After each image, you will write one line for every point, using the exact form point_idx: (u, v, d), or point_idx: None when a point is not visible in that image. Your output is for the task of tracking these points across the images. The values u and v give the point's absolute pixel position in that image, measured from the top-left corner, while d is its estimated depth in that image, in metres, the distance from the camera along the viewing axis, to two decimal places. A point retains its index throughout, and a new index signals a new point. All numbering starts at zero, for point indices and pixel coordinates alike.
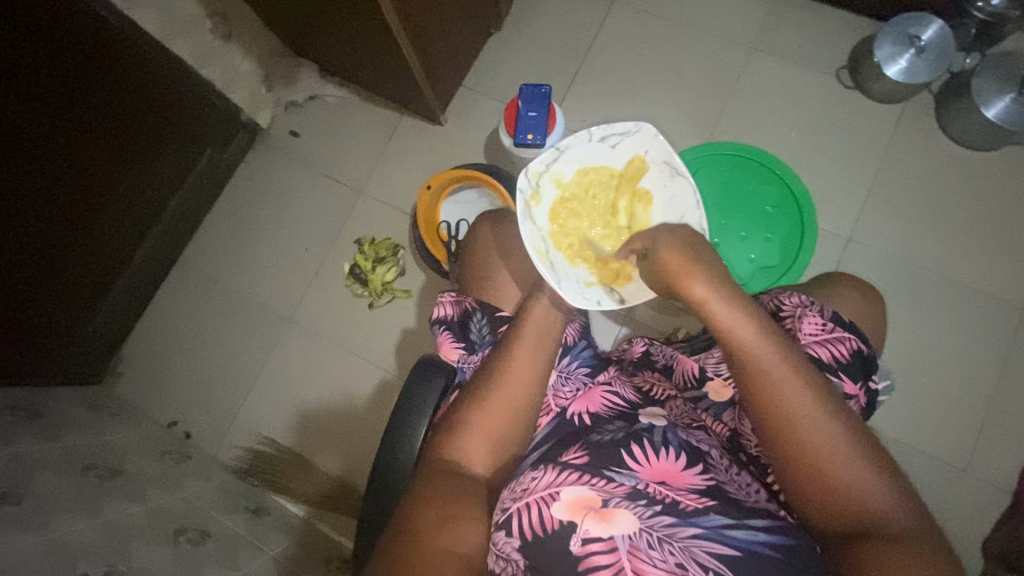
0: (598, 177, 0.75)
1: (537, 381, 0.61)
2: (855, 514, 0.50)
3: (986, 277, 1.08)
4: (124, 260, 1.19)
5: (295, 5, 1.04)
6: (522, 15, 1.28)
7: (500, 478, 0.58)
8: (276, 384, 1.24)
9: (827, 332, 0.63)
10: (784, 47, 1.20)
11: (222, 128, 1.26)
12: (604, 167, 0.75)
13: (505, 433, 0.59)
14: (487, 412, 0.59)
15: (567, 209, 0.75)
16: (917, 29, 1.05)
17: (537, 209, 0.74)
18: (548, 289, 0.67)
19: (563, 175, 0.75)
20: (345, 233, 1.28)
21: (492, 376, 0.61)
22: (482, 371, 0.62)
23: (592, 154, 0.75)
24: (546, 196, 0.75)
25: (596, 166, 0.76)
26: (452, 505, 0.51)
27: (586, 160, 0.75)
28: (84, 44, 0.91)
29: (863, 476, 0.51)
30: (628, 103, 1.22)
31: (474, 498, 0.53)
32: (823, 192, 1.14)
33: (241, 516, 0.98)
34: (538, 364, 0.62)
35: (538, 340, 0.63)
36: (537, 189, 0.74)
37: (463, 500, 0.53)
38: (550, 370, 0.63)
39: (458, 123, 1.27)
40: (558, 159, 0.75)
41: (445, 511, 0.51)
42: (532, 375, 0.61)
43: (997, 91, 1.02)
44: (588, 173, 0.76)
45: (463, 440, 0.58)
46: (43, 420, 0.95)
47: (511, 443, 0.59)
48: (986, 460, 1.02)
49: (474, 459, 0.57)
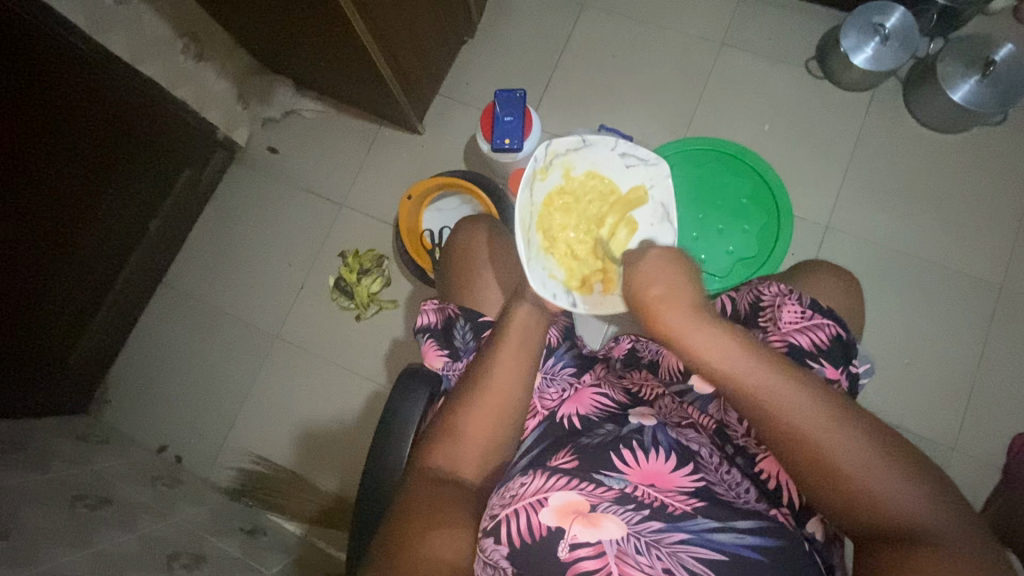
0: (600, 187, 0.74)
1: (524, 388, 0.61)
2: (885, 522, 0.48)
3: (962, 256, 1.10)
4: (106, 285, 1.18)
5: (266, 22, 1.04)
6: (494, 21, 1.29)
7: (490, 484, 0.58)
8: (266, 402, 1.23)
9: (806, 319, 0.63)
10: (753, 41, 1.22)
11: (199, 148, 1.26)
12: (611, 180, 0.75)
13: (493, 440, 0.58)
14: (475, 418, 0.59)
15: (559, 202, 0.73)
16: (881, 17, 1.06)
17: (538, 183, 0.71)
18: (531, 293, 0.66)
19: (574, 168, 0.74)
20: (328, 247, 1.27)
21: (477, 382, 0.61)
22: (468, 376, 0.62)
23: (607, 163, 0.74)
24: (549, 177, 0.73)
25: (605, 176, 0.75)
26: (441, 512, 0.51)
27: (599, 166, 0.75)
28: (54, 69, 0.91)
29: (884, 476, 0.48)
30: (603, 103, 1.23)
31: (462, 507, 0.53)
32: (799, 181, 1.16)
33: (236, 538, 0.97)
34: (524, 369, 0.62)
35: (524, 347, 0.63)
36: (547, 165, 0.72)
37: (452, 507, 0.53)
38: (536, 373, 0.63)
39: (436, 131, 1.27)
40: (579, 150, 0.74)
41: (433, 519, 0.51)
42: (519, 383, 0.61)
43: (962, 75, 1.04)
44: (595, 178, 0.75)
45: (450, 448, 0.57)
46: (27, 452, 0.94)
47: (500, 450, 0.59)
48: (973, 437, 1.03)
49: (463, 468, 0.57)
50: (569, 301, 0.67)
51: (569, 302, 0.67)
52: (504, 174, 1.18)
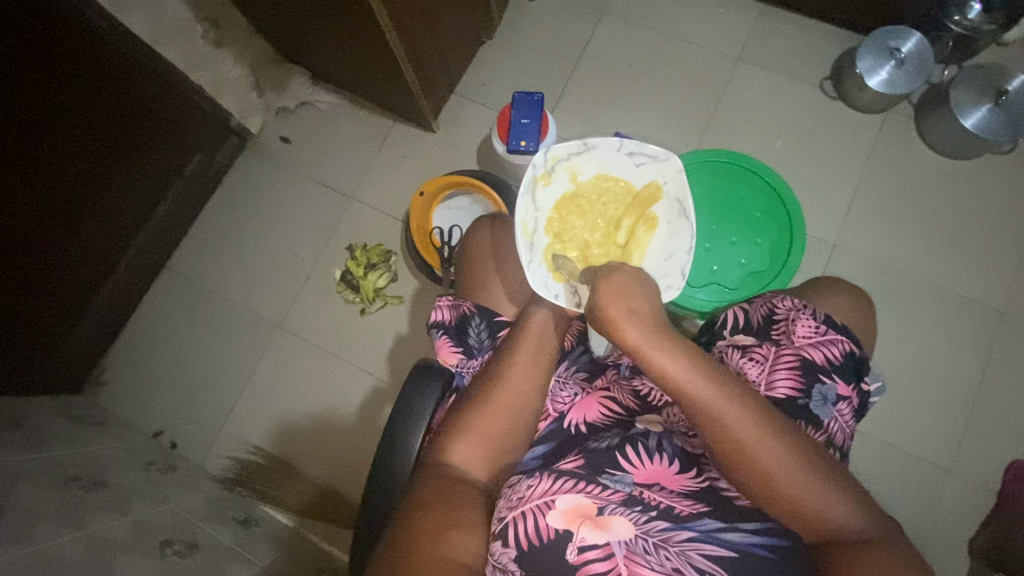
0: (612, 188, 0.73)
1: (537, 389, 0.61)
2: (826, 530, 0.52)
3: (965, 280, 1.11)
4: (111, 265, 1.18)
5: (288, 13, 1.05)
6: (514, 24, 1.30)
7: (502, 482, 0.58)
8: (266, 392, 1.22)
9: (820, 334, 0.64)
10: (770, 58, 1.23)
11: (211, 134, 1.25)
12: (623, 180, 0.73)
13: (505, 439, 0.59)
14: (486, 416, 0.59)
15: (571, 205, 0.73)
16: (896, 41, 1.08)
17: (542, 191, 0.72)
18: (546, 301, 0.67)
19: (581, 172, 0.73)
20: (336, 240, 1.27)
21: (490, 381, 0.61)
22: (481, 376, 0.63)
23: (616, 163, 0.72)
24: (555, 184, 0.72)
25: (616, 176, 0.73)
26: (453, 512, 0.51)
27: (607, 166, 0.73)
28: (75, 45, 0.91)
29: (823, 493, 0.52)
30: (619, 112, 1.23)
31: (472, 504, 0.53)
32: (808, 200, 1.17)
33: (229, 527, 0.96)
34: (538, 367, 0.62)
35: (539, 348, 0.64)
36: (549, 172, 0.72)
37: (465, 506, 0.53)
38: (549, 372, 0.63)
39: (450, 129, 1.28)
40: (582, 153, 0.72)
41: (445, 520, 0.51)
42: (533, 384, 0.61)
43: (975, 102, 1.05)
44: (605, 180, 0.73)
45: (462, 447, 0.57)
46: (22, 430, 0.93)
47: (510, 448, 0.59)
48: (970, 461, 1.04)
49: (474, 468, 0.57)
50: (578, 302, 0.67)
51: (578, 301, 0.67)
52: (516, 176, 1.19)
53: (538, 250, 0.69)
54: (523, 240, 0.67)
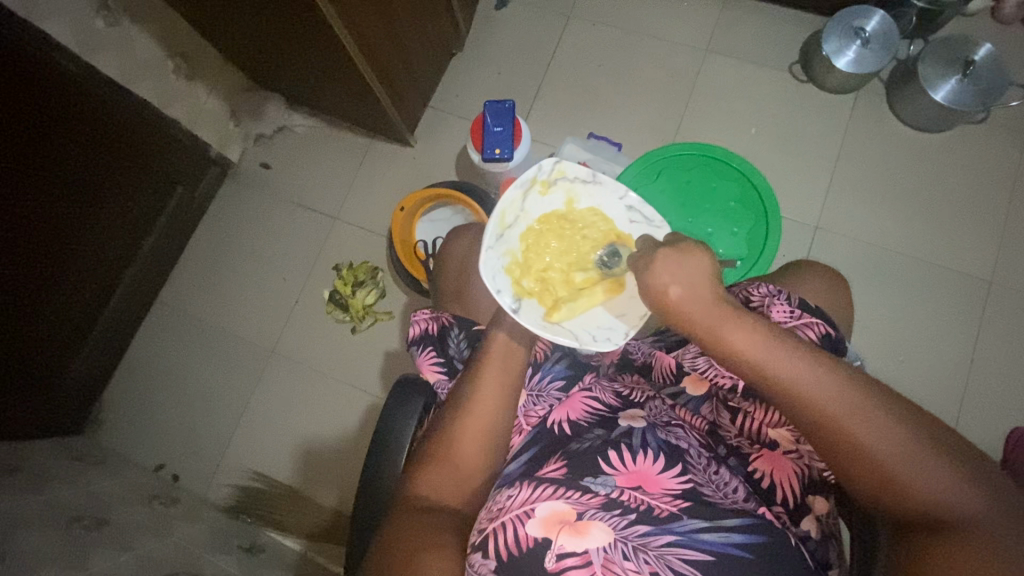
0: (600, 229, 0.69)
1: (502, 408, 0.60)
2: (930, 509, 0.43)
3: (949, 252, 1.11)
4: (100, 303, 1.18)
5: (256, 42, 1.06)
6: (482, 33, 1.31)
7: (478, 504, 0.57)
8: (262, 418, 1.22)
9: (796, 319, 0.63)
10: (737, 47, 1.24)
11: (191, 166, 1.26)
12: (612, 227, 0.69)
13: (477, 460, 0.58)
14: (456, 442, 0.58)
15: (555, 226, 0.69)
16: (860, 21, 1.08)
17: (535, 197, 0.68)
18: (504, 321, 0.66)
19: (578, 201, 0.70)
20: (322, 261, 1.28)
21: (458, 404, 0.61)
22: (451, 398, 0.62)
23: (613, 208, 0.69)
24: (550, 196, 0.69)
25: (607, 219, 0.69)
26: (421, 534, 0.51)
27: (604, 207, 0.69)
28: (46, 89, 0.92)
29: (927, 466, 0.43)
30: (593, 112, 1.24)
31: (443, 526, 0.53)
32: (787, 184, 1.17)
33: (234, 555, 0.96)
34: (503, 386, 0.61)
35: (499, 367, 0.63)
36: (549, 183, 0.68)
37: (435, 529, 0.52)
38: (516, 390, 0.63)
39: (427, 143, 1.29)
40: (587, 182, 0.69)
41: (411, 543, 0.50)
42: (497, 403, 0.60)
43: (942, 75, 1.05)
44: (597, 217, 0.69)
45: (438, 472, 0.57)
46: (21, 474, 0.93)
47: (483, 469, 0.58)
48: (971, 433, 1.03)
49: (449, 496, 0.56)
50: (512, 306, 0.63)
51: (513, 307, 0.63)
52: (494, 184, 1.19)
53: (502, 245, 0.66)
54: (494, 227, 0.64)
